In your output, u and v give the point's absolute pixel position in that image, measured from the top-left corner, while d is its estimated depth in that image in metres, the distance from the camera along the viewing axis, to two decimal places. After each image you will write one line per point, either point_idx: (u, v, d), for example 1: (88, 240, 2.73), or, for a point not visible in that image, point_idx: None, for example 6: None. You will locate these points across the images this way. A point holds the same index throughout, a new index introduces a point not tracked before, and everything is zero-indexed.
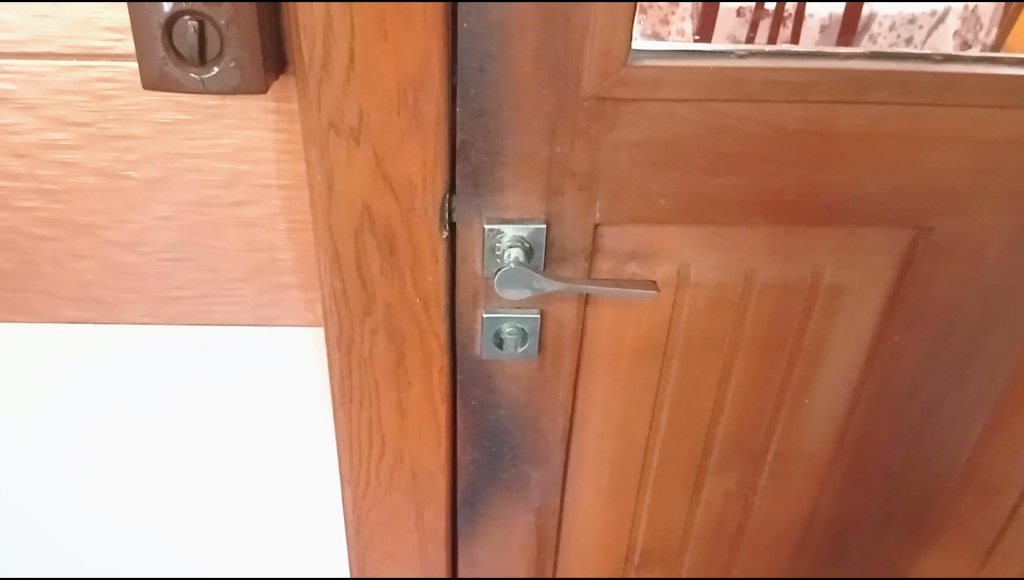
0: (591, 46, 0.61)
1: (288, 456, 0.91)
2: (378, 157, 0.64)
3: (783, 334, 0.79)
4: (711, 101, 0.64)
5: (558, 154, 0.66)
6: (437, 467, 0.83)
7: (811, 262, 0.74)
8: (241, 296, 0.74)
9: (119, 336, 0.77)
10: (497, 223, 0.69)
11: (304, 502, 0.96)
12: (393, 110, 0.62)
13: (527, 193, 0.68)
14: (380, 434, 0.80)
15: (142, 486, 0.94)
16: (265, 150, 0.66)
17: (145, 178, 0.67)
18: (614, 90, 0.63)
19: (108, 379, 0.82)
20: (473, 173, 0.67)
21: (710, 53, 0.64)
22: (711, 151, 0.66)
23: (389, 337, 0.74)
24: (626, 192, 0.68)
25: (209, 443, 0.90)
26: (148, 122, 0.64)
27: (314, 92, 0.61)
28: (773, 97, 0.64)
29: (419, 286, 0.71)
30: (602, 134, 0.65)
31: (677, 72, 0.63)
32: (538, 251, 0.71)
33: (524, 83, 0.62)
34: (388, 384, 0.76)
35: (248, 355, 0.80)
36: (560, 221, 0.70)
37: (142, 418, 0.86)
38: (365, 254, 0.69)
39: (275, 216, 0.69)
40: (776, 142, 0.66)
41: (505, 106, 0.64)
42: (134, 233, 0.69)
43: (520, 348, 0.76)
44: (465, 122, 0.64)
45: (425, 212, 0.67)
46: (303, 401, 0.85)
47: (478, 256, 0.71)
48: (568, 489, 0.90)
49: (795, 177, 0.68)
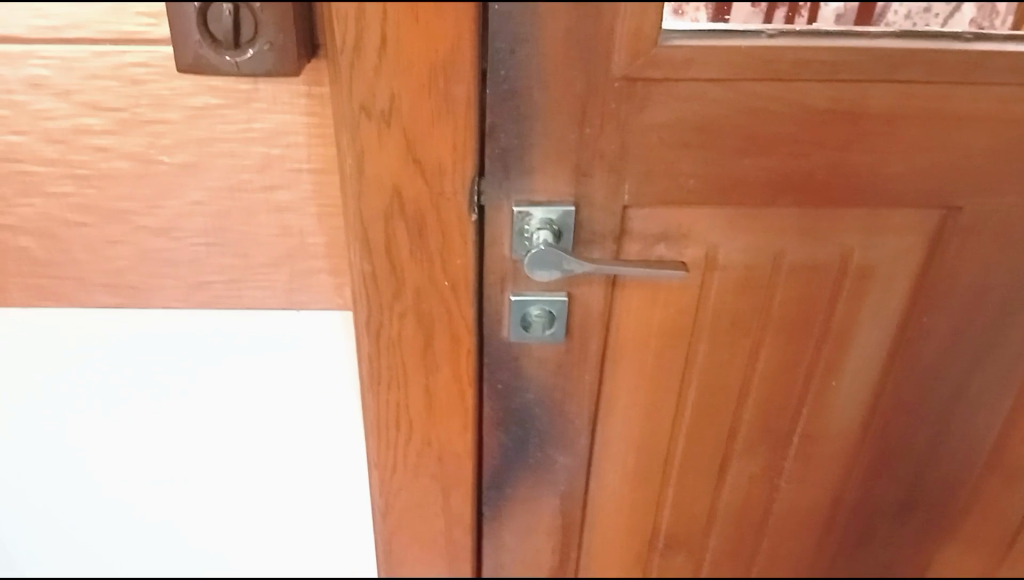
0: (621, 27, 0.61)
1: (315, 442, 0.92)
2: (408, 139, 0.64)
3: (810, 316, 0.79)
4: (740, 81, 0.64)
5: (587, 136, 0.66)
6: (465, 450, 0.83)
7: (838, 244, 0.74)
8: (272, 281, 0.74)
9: (150, 321, 0.78)
10: (526, 206, 0.69)
11: (331, 488, 0.97)
12: (424, 92, 0.62)
13: (556, 177, 0.68)
14: (408, 419, 0.80)
15: (171, 474, 0.95)
16: (296, 134, 0.66)
17: (178, 163, 0.67)
18: (644, 71, 0.63)
19: (139, 364, 0.82)
20: (502, 155, 0.67)
21: (739, 33, 0.64)
22: (740, 131, 0.67)
23: (418, 320, 0.74)
24: (655, 174, 0.69)
25: (237, 431, 0.90)
26: (181, 107, 0.64)
27: (345, 76, 0.61)
28: (801, 77, 0.64)
29: (448, 269, 0.71)
30: (632, 115, 0.65)
31: (708, 52, 0.63)
32: (567, 234, 0.71)
33: (554, 65, 0.63)
34: (417, 368, 0.77)
35: (277, 340, 0.81)
36: (588, 204, 0.70)
37: (170, 404, 0.87)
38: (395, 237, 0.69)
39: (306, 200, 0.70)
40: (805, 121, 0.66)
41: (535, 88, 0.64)
42: (166, 218, 0.70)
43: (549, 331, 0.76)
44: (495, 105, 0.65)
45: (455, 195, 0.67)
46: (331, 386, 0.86)
47: (507, 239, 0.72)
48: (594, 474, 0.90)
49: (824, 158, 0.68)
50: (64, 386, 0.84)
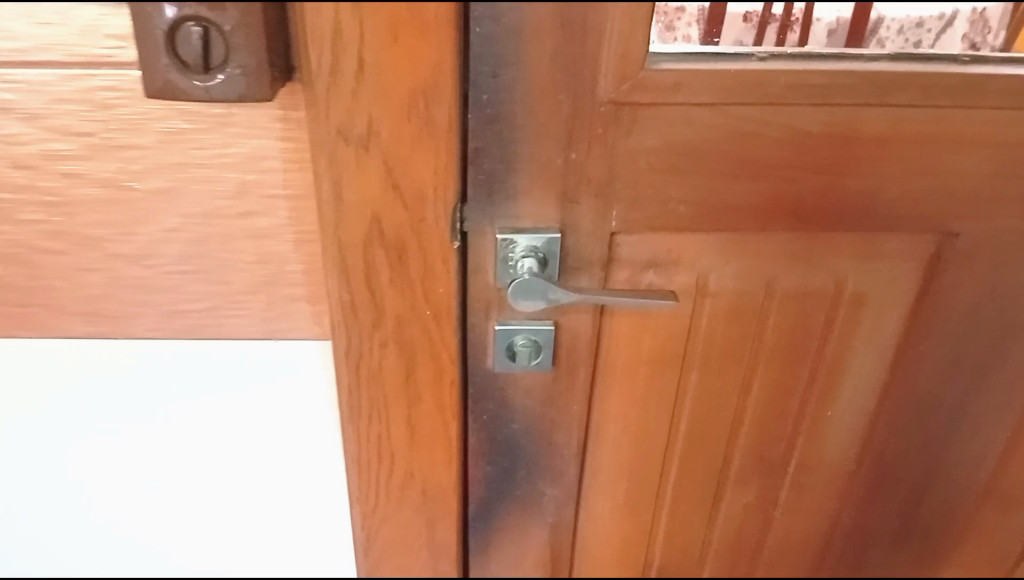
0: (607, 51, 0.59)
1: (300, 469, 0.89)
2: (388, 165, 0.62)
3: (803, 345, 0.77)
4: (730, 105, 0.62)
5: (573, 161, 0.64)
6: (449, 482, 0.80)
7: (831, 272, 0.72)
8: (250, 310, 0.71)
9: (136, 349, 0.75)
10: (510, 233, 0.67)
11: (315, 515, 0.94)
12: (403, 117, 0.60)
13: (541, 204, 0.66)
14: (389, 451, 0.78)
15: (150, 502, 0.92)
16: (272, 159, 0.64)
17: (150, 189, 0.65)
18: (632, 95, 0.61)
19: (112, 394, 0.80)
20: (486, 181, 0.65)
21: (730, 56, 0.62)
22: (731, 157, 0.65)
23: (399, 350, 0.71)
24: (643, 200, 0.66)
25: (219, 458, 0.88)
26: (153, 131, 0.62)
27: (322, 101, 0.59)
28: (793, 101, 0.62)
29: (429, 297, 0.69)
30: (619, 140, 0.63)
31: (698, 77, 0.61)
32: (553, 262, 0.69)
33: (539, 90, 0.61)
34: (398, 399, 0.74)
35: (256, 370, 0.78)
36: (575, 230, 0.68)
37: (146, 433, 0.84)
38: (374, 266, 0.67)
39: (283, 227, 0.67)
40: (798, 147, 0.64)
41: (519, 113, 0.62)
42: (142, 245, 0.67)
43: (535, 360, 0.74)
44: (478, 129, 0.63)
45: (437, 222, 0.65)
46: (312, 414, 0.83)
47: (491, 267, 0.69)
48: (582, 505, 0.87)
49: (816, 184, 0.66)
50: (36, 417, 0.81)
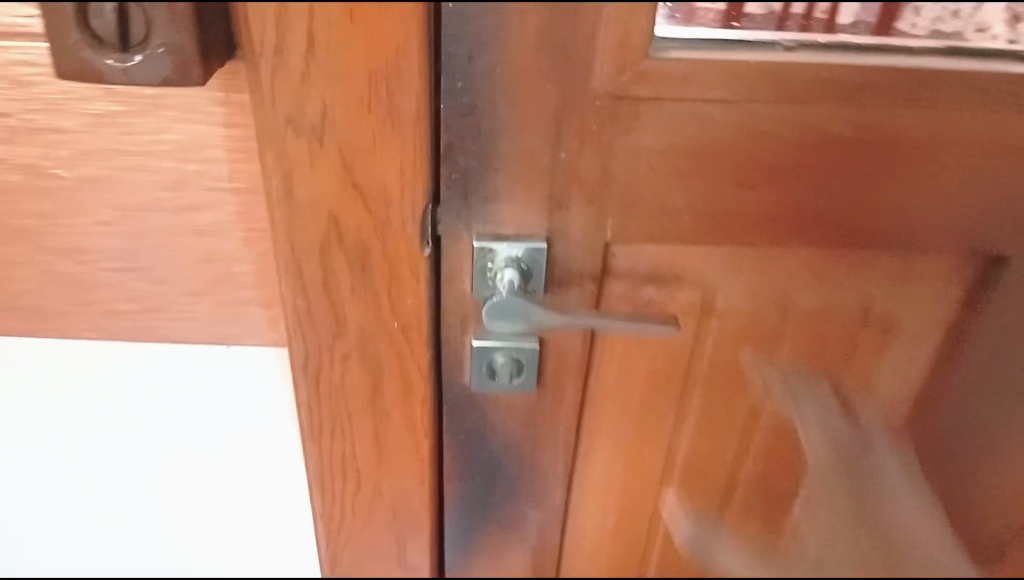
0: (604, 36, 0.50)
1: (259, 476, 0.83)
2: (345, 159, 0.54)
3: (820, 370, 0.68)
4: (748, 103, 0.52)
5: (562, 161, 0.55)
6: (419, 502, 0.73)
7: (856, 294, 0.63)
8: (197, 313, 0.64)
9: (114, 347, 0.68)
10: (489, 240, 0.59)
11: (275, 520, 0.88)
12: (362, 106, 0.51)
13: (525, 209, 0.57)
14: (355, 469, 0.70)
15: (112, 507, 0.85)
16: (214, 148, 0.55)
17: (79, 178, 0.57)
18: (632, 88, 0.52)
19: (52, 395, 0.72)
20: (461, 180, 0.56)
21: (751, 44, 0.53)
22: (747, 161, 0.55)
23: (363, 363, 0.64)
24: (641, 208, 0.58)
25: (199, 459, 0.81)
26: (77, 113, 0.54)
27: (266, 84, 0.51)
28: (823, 100, 0.53)
29: (396, 308, 0.61)
30: (616, 138, 0.54)
31: (711, 69, 0.51)
32: (538, 275, 0.60)
33: (523, 79, 0.51)
34: (364, 415, 0.67)
35: (208, 375, 0.72)
36: (564, 240, 0.59)
37: (92, 436, 0.77)
38: (333, 272, 0.59)
39: (230, 224, 0.59)
40: (825, 152, 0.55)
41: (499, 104, 0.53)
42: (73, 238, 0.59)
43: (517, 380, 0.65)
44: (451, 122, 0.53)
45: (404, 226, 0.57)
46: (272, 422, 0.77)
47: (467, 277, 0.61)
48: (569, 527, 0.80)
49: (844, 195, 0.57)
50: None
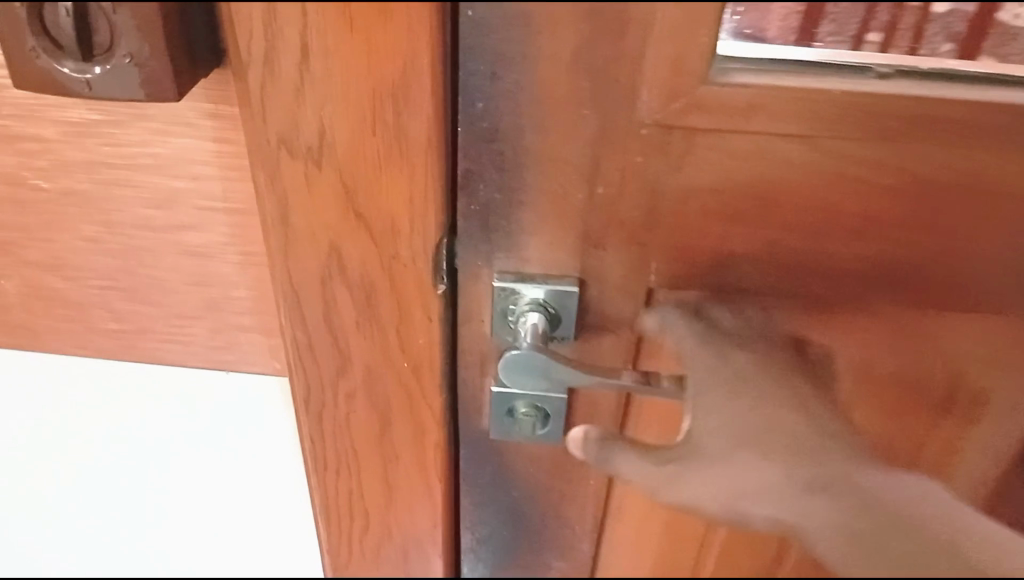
0: (656, 56, 0.41)
1: (260, 515, 0.74)
2: (347, 186, 0.47)
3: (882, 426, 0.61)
4: (825, 139, 0.44)
5: (599, 196, 0.47)
6: (431, 543, 0.67)
7: (931, 348, 0.55)
8: (192, 337, 0.58)
9: (92, 370, 0.61)
10: (512, 280, 0.52)
11: (279, 557, 0.80)
12: (366, 126, 0.44)
13: (554, 247, 0.50)
14: (363, 507, 0.64)
15: (106, 538, 0.78)
16: (204, 164, 0.49)
17: (59, 189, 0.51)
18: (685, 117, 0.44)
19: (34, 433, 0.65)
20: (480, 213, 0.49)
21: (835, 68, 0.44)
22: (816, 205, 0.47)
23: (370, 402, 0.57)
24: (691, 252, 0.50)
25: (190, 490, 0.73)
26: (54, 121, 0.48)
27: (256, 99, 0.43)
28: (916, 140, 0.44)
29: (407, 348, 0.54)
30: (664, 175, 0.46)
31: (783, 98, 0.43)
32: (566, 321, 0.53)
33: (554, 103, 0.44)
34: (371, 455, 0.61)
35: (203, 407, 0.64)
36: (599, 283, 0.52)
37: (77, 475, 0.69)
38: (336, 307, 0.52)
39: (225, 245, 0.53)
40: (914, 200, 0.46)
41: (527, 130, 0.45)
42: (55, 254, 0.54)
43: (541, 431, 0.58)
44: (469, 148, 0.46)
45: (414, 261, 0.50)
46: (273, 461, 0.68)
47: (488, 317, 0.54)
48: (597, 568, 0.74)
49: (930, 248, 0.48)
50: None
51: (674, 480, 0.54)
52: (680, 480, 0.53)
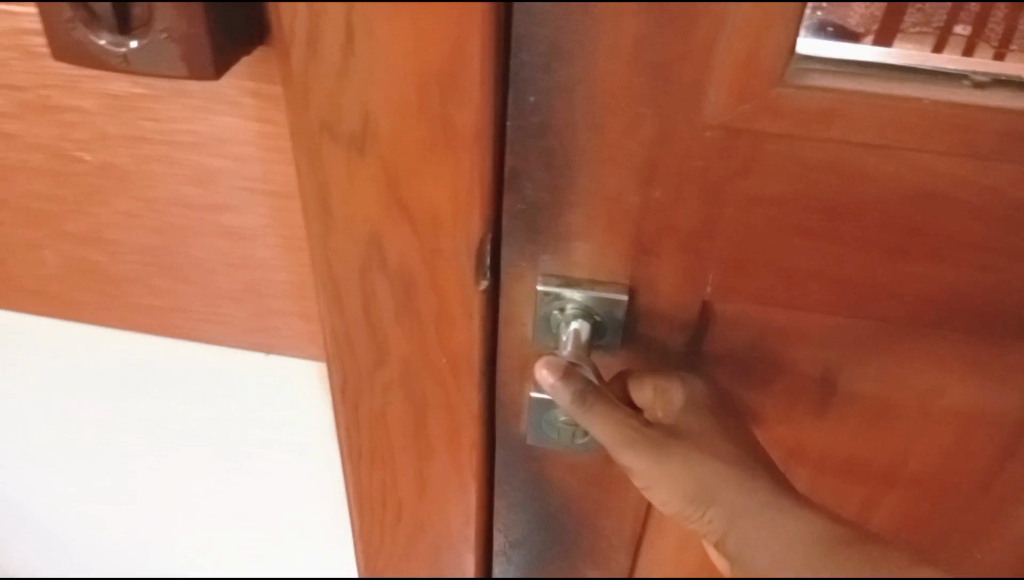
0: (725, 54, 0.39)
1: (293, 502, 0.74)
2: (389, 176, 0.44)
3: (926, 434, 0.61)
4: (907, 151, 0.43)
5: (655, 201, 0.46)
6: (464, 540, 0.66)
7: (991, 365, 0.55)
8: (230, 317, 0.57)
9: (122, 341, 0.60)
10: (557, 285, 0.51)
11: (311, 543, 0.80)
12: (411, 114, 0.41)
13: (604, 244, 0.49)
14: (396, 500, 0.63)
15: (143, 513, 0.79)
16: (244, 145, 0.47)
17: (101, 163, 0.50)
18: (755, 120, 0.42)
19: (80, 403, 0.65)
20: (526, 214, 0.48)
21: (929, 74, 0.42)
22: (890, 220, 0.46)
23: (406, 397, 0.55)
24: (754, 262, 0.49)
25: (226, 475, 0.72)
26: (95, 94, 0.47)
27: (299, 80, 0.41)
28: (1001, 155, 0.43)
29: (446, 345, 0.52)
30: (730, 182, 0.45)
31: (865, 105, 0.42)
32: (611, 328, 0.53)
33: (613, 96, 0.42)
34: (406, 450, 0.59)
35: (240, 391, 0.63)
36: (648, 289, 0.52)
37: (121, 446, 0.70)
38: (375, 297, 0.50)
39: (264, 228, 0.51)
40: (989, 219, 0.46)
41: (581, 125, 0.44)
42: (98, 227, 0.53)
43: (580, 441, 0.57)
44: (518, 144, 0.45)
45: (456, 256, 0.47)
46: (308, 448, 0.68)
47: (530, 320, 0.54)
48: (641, 553, 0.73)
49: (1000, 266, 0.48)
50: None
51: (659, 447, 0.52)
52: (668, 449, 0.52)
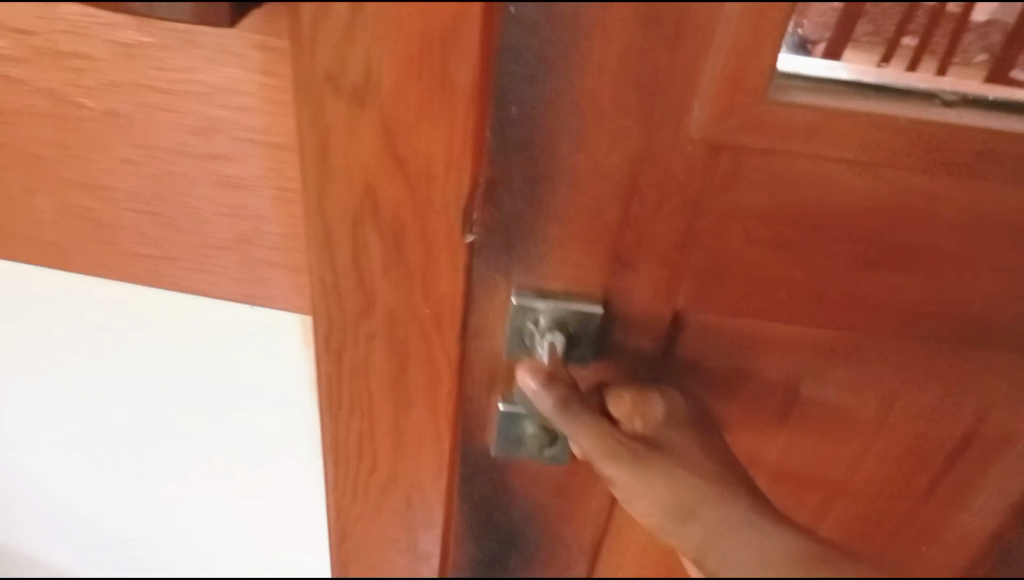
0: (710, 61, 0.45)
1: (270, 462, 0.76)
2: (388, 130, 0.47)
3: (867, 414, 0.67)
4: (870, 164, 0.49)
5: (632, 212, 0.53)
6: (436, 493, 0.69)
7: (928, 364, 0.61)
8: (220, 267, 0.59)
9: (113, 290, 0.63)
10: (532, 298, 0.57)
11: (282, 513, 0.82)
12: (411, 69, 0.45)
13: (586, 243, 0.54)
14: (372, 450, 0.66)
15: (117, 478, 0.80)
16: (247, 96, 0.50)
17: (103, 110, 0.52)
18: (736, 134, 0.48)
19: (69, 351, 0.68)
20: (505, 226, 0.54)
21: (895, 91, 0.48)
22: (845, 233, 0.53)
23: (390, 347, 0.58)
24: (718, 271, 0.56)
25: (205, 434, 0.75)
26: (105, 41, 0.49)
27: (306, 33, 0.44)
28: (949, 174, 0.49)
29: (431, 296, 0.55)
30: (700, 192, 0.51)
31: (833, 122, 0.47)
32: (584, 340, 0.59)
33: (601, 104, 0.47)
34: (385, 400, 0.62)
35: (224, 344, 0.66)
36: (620, 296, 0.58)
37: (104, 401, 0.72)
38: (366, 249, 0.53)
39: (260, 180, 0.54)
40: (933, 233, 0.52)
41: (568, 135, 0.49)
42: (94, 173, 0.55)
43: (546, 451, 0.65)
44: (510, 155, 0.50)
45: (447, 209, 0.51)
46: (288, 404, 0.70)
47: (503, 333, 0.60)
48: (609, 520, 0.76)
49: (943, 276, 0.54)
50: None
51: (641, 458, 0.55)
52: (648, 460, 0.55)
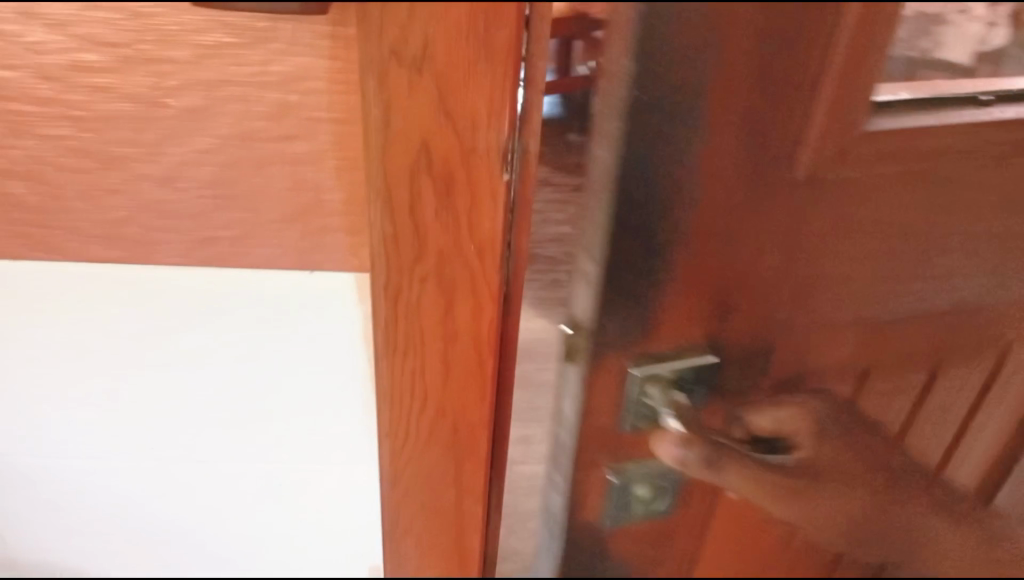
0: (818, 110, 0.59)
1: (322, 421, 0.86)
2: (441, 89, 0.59)
3: (907, 372, 0.84)
4: (918, 173, 0.65)
5: (732, 241, 0.68)
6: (481, 421, 0.80)
7: (950, 318, 0.79)
8: (282, 240, 0.69)
9: (182, 275, 0.71)
10: (656, 362, 0.76)
11: (332, 474, 0.91)
12: (461, 36, 0.56)
13: (697, 265, 0.69)
14: (423, 388, 0.76)
15: (177, 457, 0.88)
16: (316, 80, 0.61)
17: (182, 107, 0.61)
18: (828, 161, 0.63)
19: (138, 334, 0.76)
20: (637, 270, 0.69)
21: (943, 103, 0.62)
22: (895, 228, 0.69)
23: (439, 287, 0.69)
24: (793, 271, 0.71)
25: (263, 402, 0.84)
26: (190, 44, 0.58)
27: (376, 14, 0.55)
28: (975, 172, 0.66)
29: (474, 231, 0.66)
30: (790, 210, 0.66)
31: (894, 146, 0.63)
32: (694, 383, 0.79)
33: (715, 152, 0.61)
34: (435, 337, 0.73)
35: (283, 310, 0.75)
36: (721, 326, 0.75)
37: (173, 381, 0.81)
38: (419, 197, 0.64)
39: (323, 152, 0.64)
40: (957, 216, 0.69)
41: (692, 177, 0.62)
42: (170, 166, 0.64)
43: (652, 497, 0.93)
44: (648, 202, 0.64)
45: (488, 151, 0.62)
46: (339, 364, 0.80)
47: (626, 390, 0.79)
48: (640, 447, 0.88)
49: (962, 246, 0.72)
50: (64, 361, 0.77)
51: None
52: None
